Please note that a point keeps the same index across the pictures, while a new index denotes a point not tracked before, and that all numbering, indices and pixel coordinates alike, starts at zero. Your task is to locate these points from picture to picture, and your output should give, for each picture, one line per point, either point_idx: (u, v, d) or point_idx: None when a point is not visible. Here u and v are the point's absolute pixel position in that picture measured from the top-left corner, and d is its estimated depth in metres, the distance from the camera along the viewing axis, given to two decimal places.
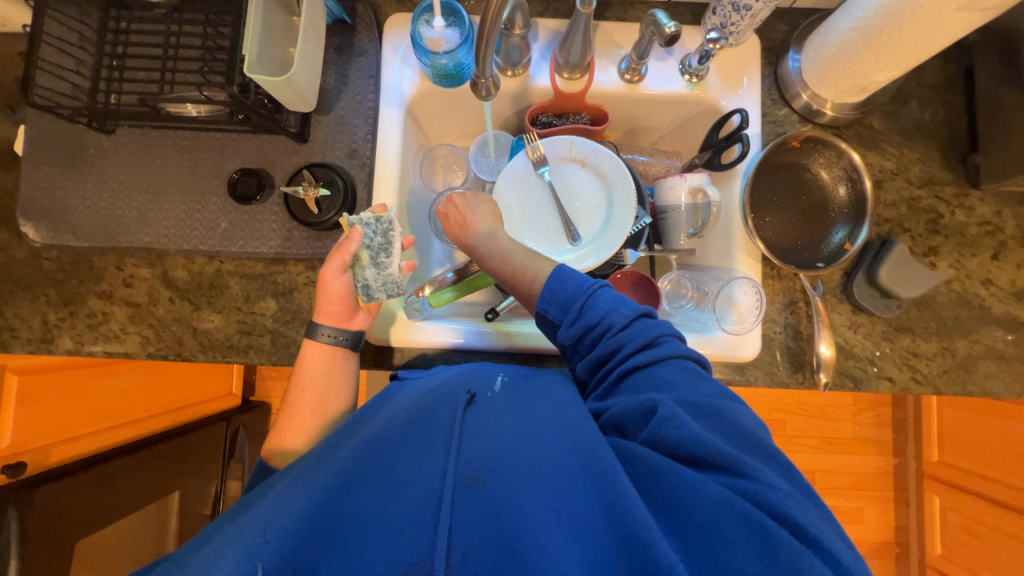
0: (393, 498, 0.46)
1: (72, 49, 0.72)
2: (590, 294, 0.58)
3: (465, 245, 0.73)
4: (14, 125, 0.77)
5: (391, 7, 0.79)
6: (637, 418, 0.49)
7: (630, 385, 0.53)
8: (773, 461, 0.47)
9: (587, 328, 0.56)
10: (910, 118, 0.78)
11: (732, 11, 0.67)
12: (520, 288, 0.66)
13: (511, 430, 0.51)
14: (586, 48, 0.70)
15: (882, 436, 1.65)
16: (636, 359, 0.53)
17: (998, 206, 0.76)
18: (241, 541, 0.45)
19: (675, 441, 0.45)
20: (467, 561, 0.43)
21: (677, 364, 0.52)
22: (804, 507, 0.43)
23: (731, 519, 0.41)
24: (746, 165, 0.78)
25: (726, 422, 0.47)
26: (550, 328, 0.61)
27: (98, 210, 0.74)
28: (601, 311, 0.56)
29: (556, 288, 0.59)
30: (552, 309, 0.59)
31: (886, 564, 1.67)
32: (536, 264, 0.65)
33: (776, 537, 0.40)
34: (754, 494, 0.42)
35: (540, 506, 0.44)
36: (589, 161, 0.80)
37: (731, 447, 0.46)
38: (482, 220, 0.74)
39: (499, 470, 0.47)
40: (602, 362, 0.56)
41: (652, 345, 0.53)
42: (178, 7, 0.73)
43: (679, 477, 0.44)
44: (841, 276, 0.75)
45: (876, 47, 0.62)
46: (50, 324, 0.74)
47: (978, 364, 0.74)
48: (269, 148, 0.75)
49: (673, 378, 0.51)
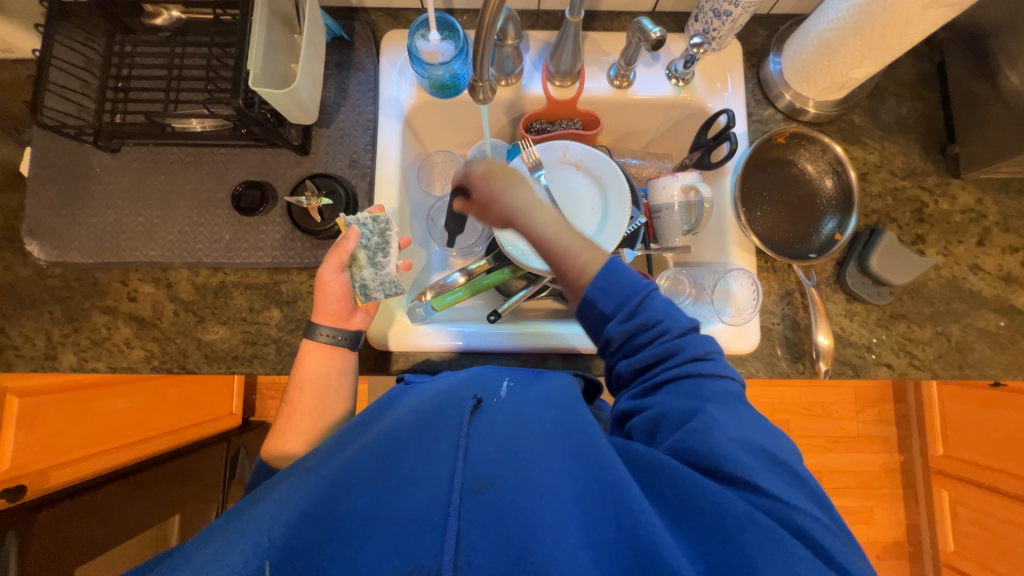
0: (400, 499, 0.46)
1: (80, 72, 0.74)
2: (648, 293, 0.53)
3: (501, 215, 0.58)
4: (20, 147, 0.79)
5: (387, 25, 0.83)
6: (673, 424, 0.49)
7: (671, 390, 0.51)
8: (798, 479, 0.46)
9: (642, 327, 0.52)
10: (889, 114, 0.81)
11: (713, 17, 0.70)
12: (562, 273, 0.56)
13: (521, 436, 0.51)
14: (576, 56, 0.74)
15: (886, 432, 1.64)
16: (684, 370, 0.51)
17: (979, 194, 0.78)
18: (245, 537, 0.44)
19: (702, 451, 0.45)
20: (474, 565, 0.42)
21: (722, 380, 0.51)
22: (825, 526, 0.43)
23: (749, 534, 0.40)
24: (734, 162, 0.81)
25: (745, 434, 0.46)
26: (588, 315, 0.55)
27: (103, 226, 0.75)
28: (658, 312, 0.53)
29: (612, 280, 0.53)
30: (604, 299, 0.53)
31: (899, 564, 1.65)
32: (584, 250, 0.54)
33: (794, 557, 0.40)
34: (777, 512, 0.42)
35: (554, 518, 0.44)
36: (583, 165, 0.82)
37: (752, 459, 0.45)
38: (516, 189, 0.57)
39: (510, 478, 0.47)
40: (648, 366, 0.53)
41: (703, 359, 0.52)
42: (181, 30, 0.76)
43: (697, 486, 0.43)
44: (833, 266, 0.77)
45: (851, 46, 0.66)
46: (55, 341, 0.75)
47: (973, 347, 0.75)
48: (272, 161, 0.77)
49: (715, 390, 0.50)
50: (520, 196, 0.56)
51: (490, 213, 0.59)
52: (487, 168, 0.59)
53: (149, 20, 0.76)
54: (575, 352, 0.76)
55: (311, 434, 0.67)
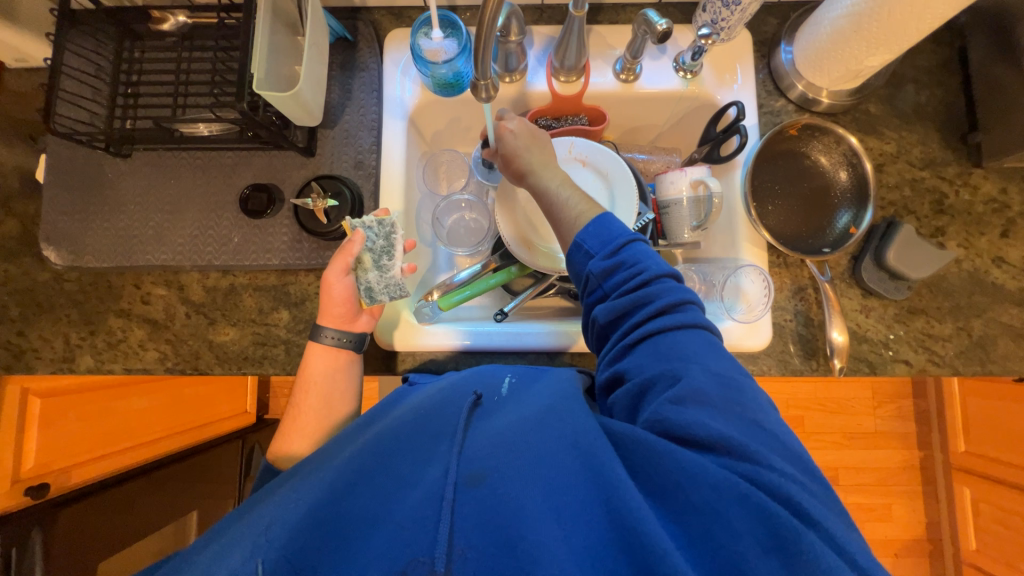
0: (396, 499, 0.46)
1: (90, 80, 0.75)
2: (631, 240, 0.55)
3: (519, 172, 0.65)
4: (36, 155, 0.81)
5: (391, 24, 0.83)
6: (659, 384, 0.48)
7: (653, 343, 0.50)
8: (783, 447, 0.46)
9: (622, 266, 0.53)
10: (906, 101, 0.78)
11: (722, 6, 0.67)
12: (558, 227, 0.60)
13: (511, 425, 0.50)
14: (581, 51, 0.73)
15: (905, 429, 1.61)
16: (660, 321, 0.51)
17: (1003, 183, 0.75)
18: (242, 540, 0.45)
19: (678, 422, 0.45)
20: (469, 559, 0.42)
21: (701, 335, 0.51)
22: (807, 490, 0.43)
23: (731, 505, 0.40)
24: (745, 155, 0.79)
25: (720, 405, 0.46)
26: (576, 259, 0.57)
27: (116, 231, 0.76)
28: (639, 256, 0.54)
29: (599, 220, 0.56)
30: (590, 241, 0.55)
31: (919, 562, 1.61)
32: (573, 206, 0.59)
33: (778, 521, 0.39)
34: (760, 478, 0.42)
35: (539, 503, 0.43)
36: (589, 161, 0.77)
37: (734, 431, 0.44)
38: (530, 154, 0.65)
39: (497, 466, 0.46)
40: (626, 312, 0.52)
41: (679, 309, 0.51)
42: (188, 34, 0.77)
43: (677, 461, 0.43)
44: (848, 261, 0.75)
45: (866, 33, 0.63)
46: (72, 344, 0.77)
47: (996, 343, 0.73)
48: (279, 163, 0.78)
49: (694, 348, 0.49)
50: (534, 160, 0.64)
51: (509, 170, 0.67)
52: (512, 134, 0.66)
53: (155, 26, 0.77)
54: (581, 349, 0.75)
55: (319, 434, 0.68)
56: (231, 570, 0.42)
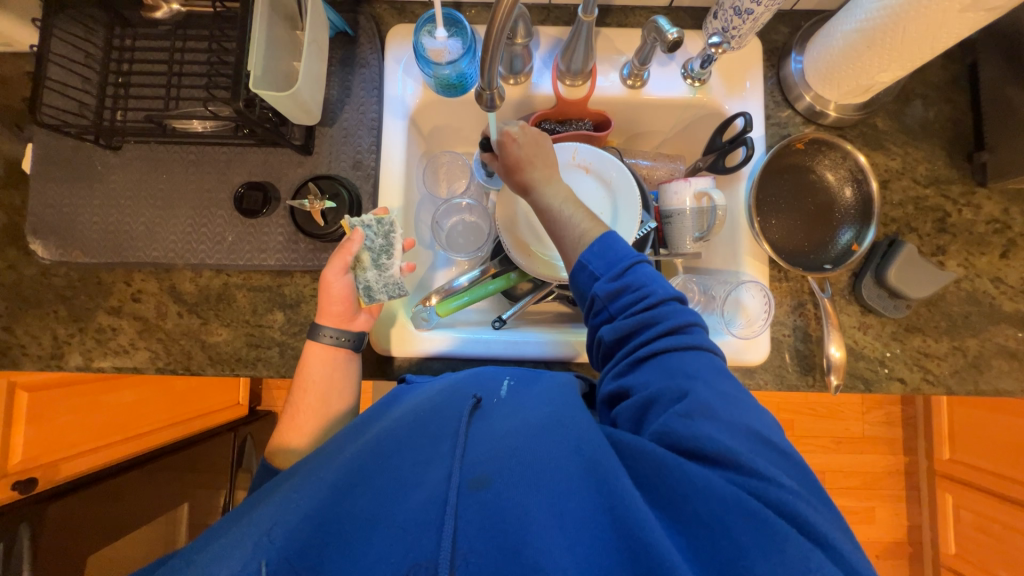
0: (399, 500, 0.46)
1: (80, 68, 0.72)
2: (638, 260, 0.55)
3: (523, 184, 0.66)
4: (22, 143, 0.79)
5: (393, 19, 0.80)
6: (665, 400, 0.48)
7: (658, 361, 0.50)
8: (786, 460, 0.46)
9: (628, 286, 0.53)
10: (914, 117, 0.78)
11: (733, 15, 0.66)
12: (561, 239, 0.61)
13: (513, 430, 0.50)
14: (588, 55, 0.71)
15: (892, 435, 1.64)
16: (666, 338, 0.50)
17: (1005, 204, 0.75)
18: (244, 540, 0.44)
19: (685, 435, 0.44)
20: (471, 563, 0.41)
21: (705, 353, 0.51)
22: (813, 506, 0.43)
23: (736, 518, 0.40)
24: (751, 168, 0.78)
25: (726, 419, 0.46)
26: (580, 277, 0.56)
27: (105, 226, 0.74)
28: (646, 276, 0.53)
29: (603, 240, 0.56)
30: (596, 260, 0.55)
31: (898, 563, 1.66)
32: (575, 221, 0.59)
33: (782, 536, 0.39)
34: (766, 493, 0.41)
35: (544, 511, 0.43)
36: (593, 168, 0.75)
37: (739, 445, 0.44)
38: (532, 168, 0.66)
39: (502, 471, 0.46)
40: (632, 330, 0.52)
41: (685, 330, 0.51)
42: (182, 23, 0.74)
43: (683, 474, 0.43)
44: (849, 277, 0.75)
45: (880, 48, 0.62)
46: (60, 341, 0.75)
47: (990, 363, 0.73)
48: (274, 160, 0.76)
49: (700, 366, 0.49)
50: (537, 175, 0.65)
51: (513, 181, 0.67)
52: (515, 145, 0.66)
53: (148, 13, 0.74)
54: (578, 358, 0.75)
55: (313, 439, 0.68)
56: (231, 571, 0.41)
